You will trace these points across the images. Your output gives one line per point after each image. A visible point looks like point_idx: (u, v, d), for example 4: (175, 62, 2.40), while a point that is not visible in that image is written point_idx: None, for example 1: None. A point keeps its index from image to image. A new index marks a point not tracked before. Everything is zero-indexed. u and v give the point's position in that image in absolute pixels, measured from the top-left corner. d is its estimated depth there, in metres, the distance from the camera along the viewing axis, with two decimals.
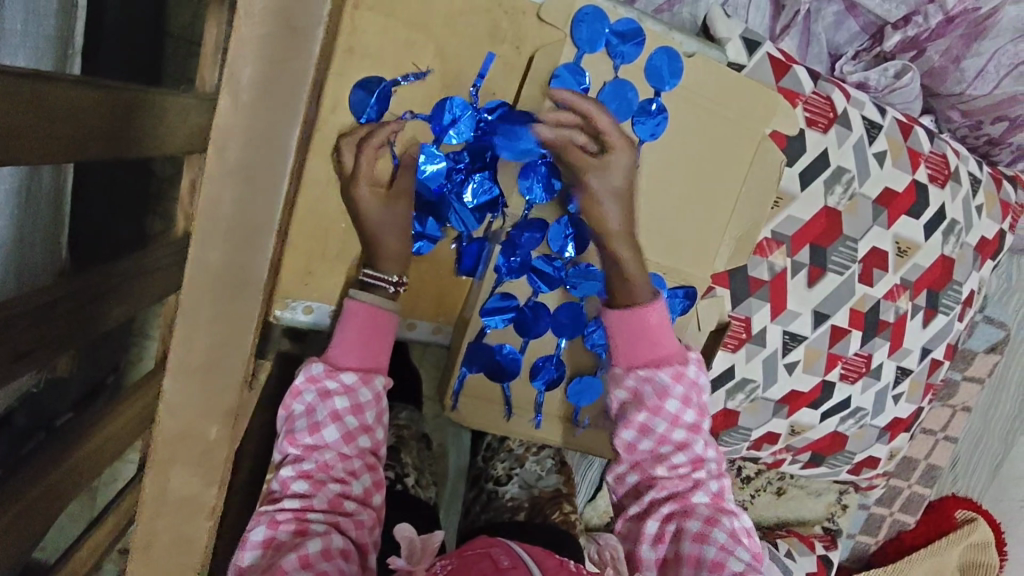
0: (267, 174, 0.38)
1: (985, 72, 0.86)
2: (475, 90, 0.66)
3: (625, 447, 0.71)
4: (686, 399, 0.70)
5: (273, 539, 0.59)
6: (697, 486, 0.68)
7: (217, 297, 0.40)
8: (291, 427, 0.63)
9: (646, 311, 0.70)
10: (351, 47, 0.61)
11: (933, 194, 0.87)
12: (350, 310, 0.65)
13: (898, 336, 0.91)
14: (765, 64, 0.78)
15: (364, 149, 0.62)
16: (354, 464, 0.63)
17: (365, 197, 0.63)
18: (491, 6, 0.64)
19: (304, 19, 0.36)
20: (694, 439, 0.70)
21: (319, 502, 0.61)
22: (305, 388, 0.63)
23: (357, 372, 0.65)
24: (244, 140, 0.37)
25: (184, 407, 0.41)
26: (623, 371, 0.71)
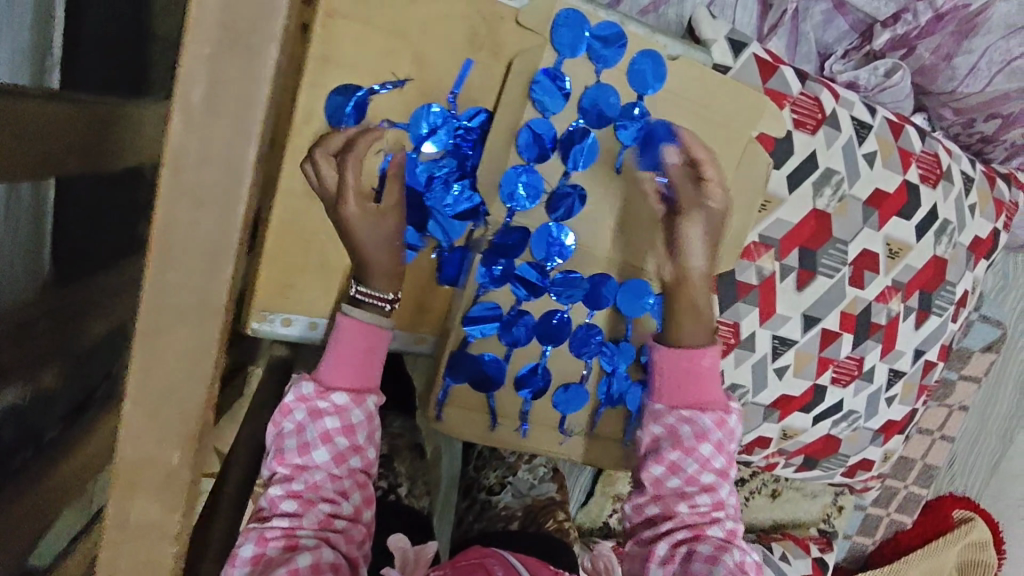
0: (225, 195, 0.37)
1: (977, 69, 0.85)
2: (453, 97, 0.65)
3: (651, 482, 0.70)
4: (721, 445, 0.69)
5: (261, 556, 0.57)
6: (715, 523, 0.67)
7: (176, 322, 0.39)
8: (280, 445, 0.61)
9: (700, 355, 0.70)
10: (325, 56, 0.59)
11: (924, 195, 0.86)
12: (342, 327, 0.63)
13: (891, 338, 0.90)
14: (752, 65, 0.77)
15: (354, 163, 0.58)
16: (344, 484, 0.62)
17: (354, 215, 0.59)
18: (469, 11, 0.62)
19: (259, 38, 0.35)
20: (721, 484, 0.69)
21: (308, 522, 0.59)
22: (295, 407, 0.62)
23: (349, 393, 0.63)
24: (200, 161, 0.37)
25: (144, 432, 0.40)
26: (665, 409, 0.71)
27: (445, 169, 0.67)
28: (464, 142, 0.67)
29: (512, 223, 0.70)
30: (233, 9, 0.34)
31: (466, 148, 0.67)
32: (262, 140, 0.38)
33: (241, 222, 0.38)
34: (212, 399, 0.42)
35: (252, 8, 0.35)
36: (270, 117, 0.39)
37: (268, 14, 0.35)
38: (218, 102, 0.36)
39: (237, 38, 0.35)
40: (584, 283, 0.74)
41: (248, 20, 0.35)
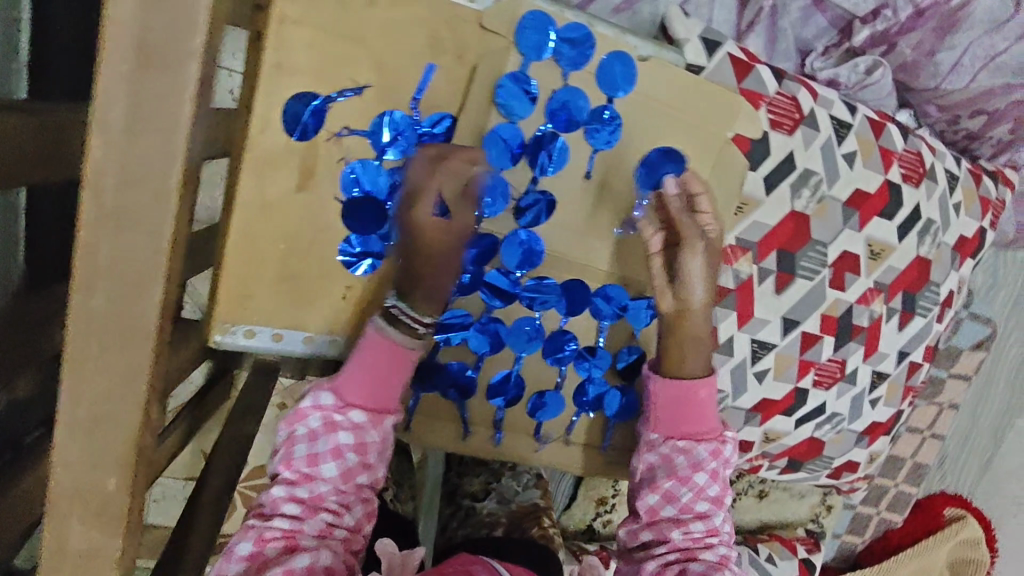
0: (151, 218, 0.36)
1: (959, 65, 0.83)
2: (415, 104, 0.63)
3: (647, 511, 0.72)
4: (716, 474, 0.72)
5: (259, 555, 0.58)
6: (708, 548, 0.70)
7: (106, 345, 0.38)
8: (290, 450, 0.63)
9: (697, 386, 0.72)
10: (279, 64, 0.58)
11: (907, 194, 0.84)
12: (369, 342, 0.65)
13: (873, 340, 0.88)
14: (726, 65, 0.75)
15: (444, 174, 0.61)
16: (348, 498, 0.64)
17: (426, 222, 0.62)
18: (428, 15, 0.61)
19: (176, 56, 0.34)
20: (715, 512, 0.71)
21: (309, 528, 0.61)
22: (311, 414, 0.64)
23: (368, 412, 0.65)
24: (122, 184, 0.35)
25: (76, 459, 0.40)
26: (662, 439, 0.73)
27: None
28: None
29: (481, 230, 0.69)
30: (149, 28, 0.33)
31: None
32: (188, 160, 0.37)
33: (169, 244, 0.37)
34: (149, 422, 0.41)
35: (169, 25, 0.33)
36: (196, 135, 0.37)
37: (184, 31, 0.34)
38: (143, 122, 0.35)
39: (153, 57, 0.34)
40: (557, 289, 0.72)
41: (165, 38, 0.34)
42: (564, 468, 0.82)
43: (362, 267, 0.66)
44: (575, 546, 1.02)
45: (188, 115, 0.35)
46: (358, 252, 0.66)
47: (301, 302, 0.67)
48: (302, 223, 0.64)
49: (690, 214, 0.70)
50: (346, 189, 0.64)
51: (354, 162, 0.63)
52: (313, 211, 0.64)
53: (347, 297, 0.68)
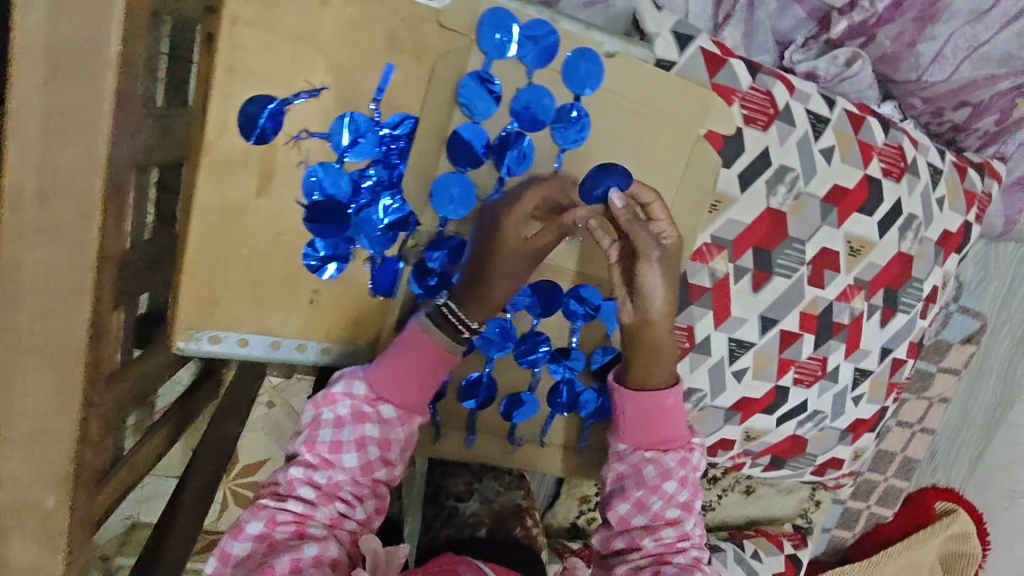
0: (74, 234, 0.36)
1: (941, 56, 0.82)
2: (375, 105, 0.62)
3: (618, 520, 0.71)
4: (685, 481, 0.71)
5: (268, 536, 0.57)
6: (680, 553, 0.68)
7: (38, 361, 0.38)
8: (315, 432, 0.61)
9: (663, 395, 0.72)
10: (232, 66, 0.56)
11: (887, 189, 0.83)
12: (411, 338, 0.65)
13: (855, 338, 0.87)
14: (698, 59, 0.74)
15: (538, 190, 0.66)
16: (362, 491, 0.62)
17: (512, 227, 0.66)
18: (385, 14, 0.60)
19: (92, 67, 0.34)
20: (687, 517, 0.70)
21: (320, 516, 0.59)
22: (342, 400, 0.62)
23: (398, 408, 0.64)
24: (43, 199, 0.36)
25: (13, 475, 0.40)
26: (629, 449, 0.72)
27: (372, 180, 0.65)
28: (392, 152, 0.65)
29: (446, 232, 0.70)
30: (62, 44, 0.34)
31: (394, 158, 0.65)
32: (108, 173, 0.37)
33: (91, 260, 0.37)
34: (85, 440, 0.42)
35: (83, 39, 0.34)
36: (118, 147, 0.38)
37: (98, 39, 0.34)
38: (60, 136, 0.35)
39: (70, 73, 0.34)
40: (527, 295, 0.73)
41: (79, 51, 0.34)
42: (539, 469, 0.82)
43: (327, 271, 0.66)
44: (558, 544, 1.02)
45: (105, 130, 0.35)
46: (323, 256, 0.65)
47: (264, 307, 0.65)
48: (261, 228, 0.62)
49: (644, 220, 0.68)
50: (308, 193, 0.63)
51: (315, 164, 0.62)
52: (272, 216, 0.62)
53: (314, 301, 0.67)
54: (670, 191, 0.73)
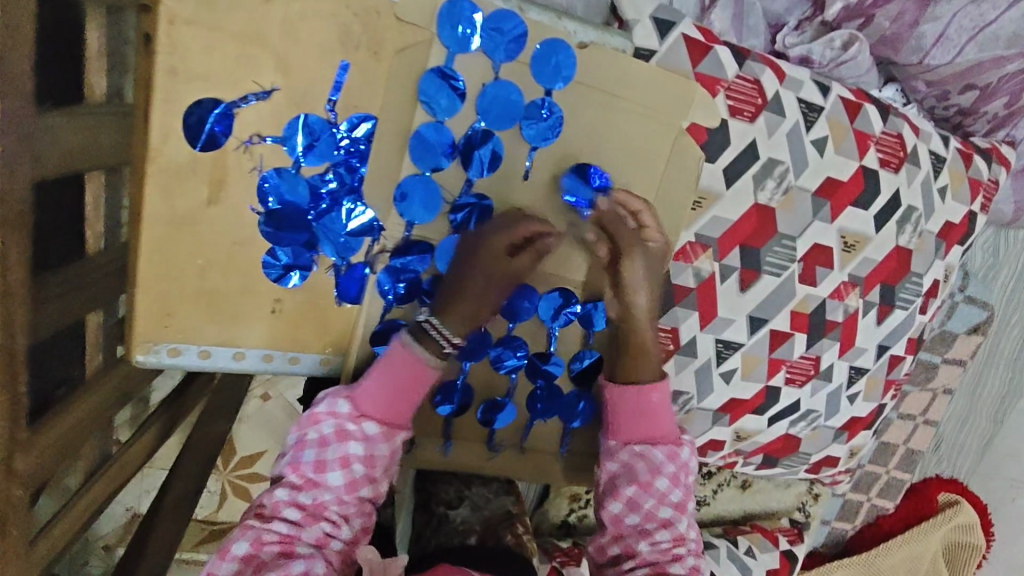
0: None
1: (945, 38, 0.77)
2: (331, 106, 0.59)
3: (611, 520, 0.69)
4: (677, 479, 0.69)
5: (254, 557, 0.56)
6: (677, 561, 0.66)
7: None
8: (299, 453, 0.61)
9: (650, 390, 0.71)
10: (172, 69, 0.53)
11: (884, 181, 0.79)
12: (393, 355, 0.64)
13: (850, 335, 0.84)
14: (680, 47, 0.69)
15: (529, 218, 0.66)
16: (349, 509, 0.61)
17: (499, 247, 0.66)
18: (337, 8, 0.56)
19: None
20: (679, 518, 0.68)
21: (307, 535, 0.58)
22: (325, 420, 0.62)
23: (382, 425, 0.63)
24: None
25: None
26: (620, 445, 0.70)
27: (333, 185, 0.62)
28: (352, 155, 0.61)
29: (414, 235, 0.66)
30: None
31: (355, 162, 0.62)
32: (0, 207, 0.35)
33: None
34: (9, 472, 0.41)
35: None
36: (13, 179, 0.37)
37: None
38: None
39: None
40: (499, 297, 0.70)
41: None
42: (525, 475, 0.80)
43: (291, 280, 0.63)
44: (547, 544, 0.98)
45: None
46: (284, 265, 0.63)
47: (224, 319, 0.63)
48: (216, 237, 0.60)
49: (632, 227, 0.69)
50: (264, 200, 0.60)
51: (269, 171, 0.59)
52: (228, 225, 0.60)
53: (277, 310, 0.64)
54: (651, 189, 0.70)
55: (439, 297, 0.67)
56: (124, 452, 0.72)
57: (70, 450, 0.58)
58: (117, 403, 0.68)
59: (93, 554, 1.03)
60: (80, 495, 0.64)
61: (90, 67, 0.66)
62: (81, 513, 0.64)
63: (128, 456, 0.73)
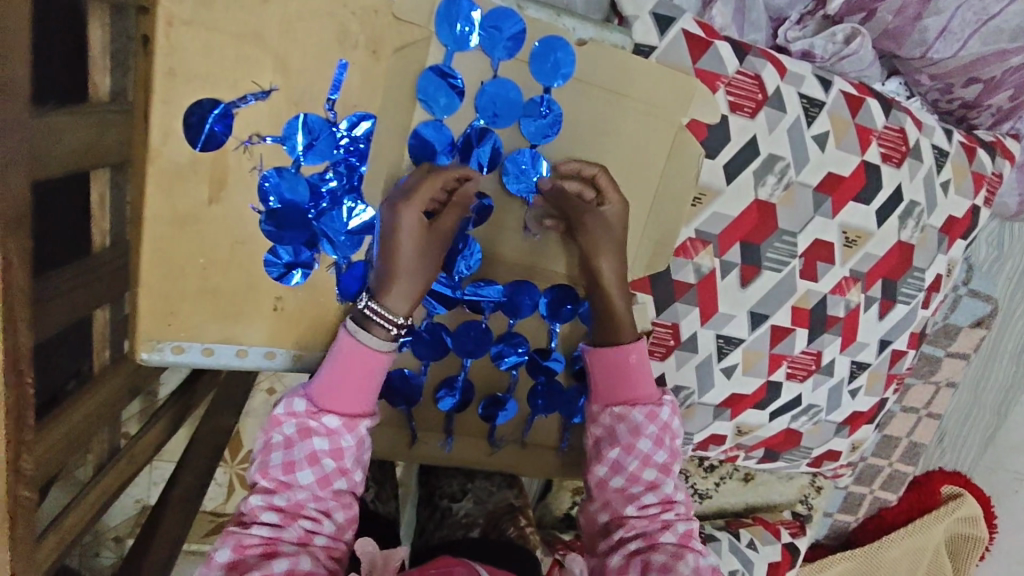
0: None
1: (948, 31, 0.76)
2: (330, 105, 0.59)
3: (598, 484, 0.67)
4: (659, 439, 0.66)
5: (239, 563, 0.54)
6: (666, 528, 0.63)
7: None
8: (265, 458, 0.58)
9: (627, 350, 0.68)
10: (170, 69, 0.53)
11: (886, 175, 0.79)
12: (342, 347, 0.61)
13: (851, 330, 0.84)
14: (680, 42, 0.69)
15: (433, 179, 0.60)
16: (327, 504, 0.59)
17: (410, 222, 0.60)
18: (334, 8, 0.56)
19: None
20: (666, 481, 0.66)
21: (289, 535, 0.56)
22: (285, 421, 0.59)
23: (343, 417, 0.60)
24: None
25: None
26: (600, 408, 0.69)
27: (333, 183, 0.63)
28: (352, 153, 0.62)
29: None
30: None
31: (355, 160, 0.62)
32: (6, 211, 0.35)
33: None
34: (20, 474, 0.40)
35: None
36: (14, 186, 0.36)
37: None
38: None
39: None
40: (500, 292, 0.70)
41: None
42: (524, 470, 0.80)
43: (293, 278, 0.64)
44: (551, 537, 0.99)
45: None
46: (285, 263, 0.63)
47: (226, 318, 0.63)
48: (218, 237, 0.60)
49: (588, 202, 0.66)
50: (265, 200, 0.60)
51: (269, 170, 0.60)
52: (228, 225, 0.60)
53: (279, 308, 0.65)
54: (652, 185, 0.70)
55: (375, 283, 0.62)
56: (133, 444, 0.73)
57: (77, 445, 0.58)
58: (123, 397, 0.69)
59: (104, 545, 1.04)
60: (89, 490, 0.65)
61: (94, 66, 0.64)
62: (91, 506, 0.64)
63: (137, 448, 0.74)
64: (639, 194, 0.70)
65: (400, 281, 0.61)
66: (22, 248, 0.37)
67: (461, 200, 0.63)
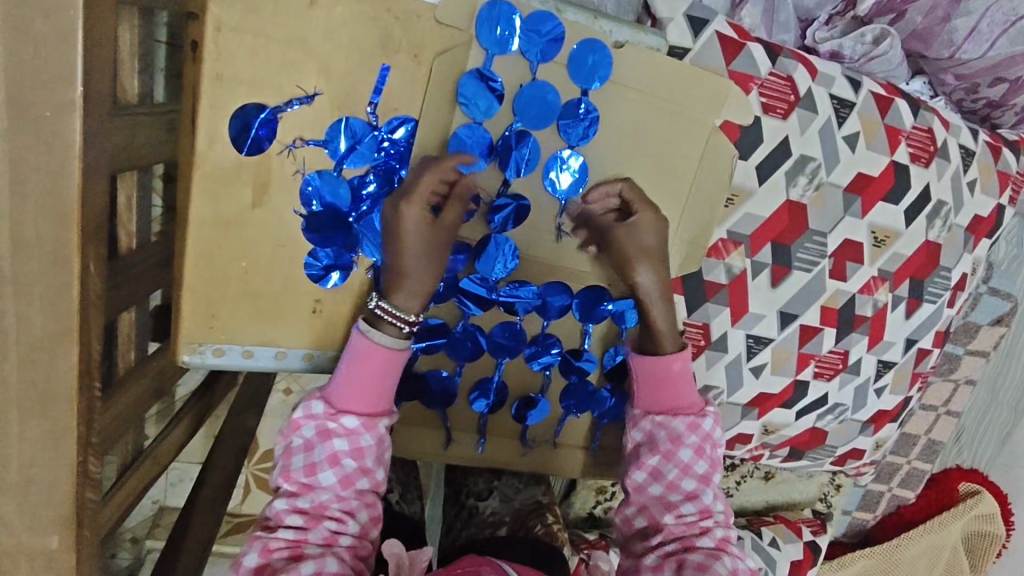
0: (48, 282, 0.36)
1: (976, 32, 0.77)
2: (372, 109, 0.59)
3: (635, 488, 0.67)
4: (701, 449, 0.66)
5: (266, 566, 0.53)
6: (704, 534, 0.63)
7: (25, 409, 0.37)
8: (287, 462, 0.57)
9: (670, 359, 0.68)
10: (219, 75, 0.54)
11: (914, 176, 0.81)
12: (357, 347, 0.59)
13: (878, 329, 0.85)
14: (713, 44, 0.70)
15: (434, 168, 0.60)
16: (351, 504, 0.57)
17: (413, 217, 0.59)
18: (378, 12, 0.56)
19: (55, 109, 0.34)
20: (704, 490, 0.65)
21: (315, 537, 0.55)
22: (304, 424, 0.58)
23: (361, 417, 0.58)
24: (14, 250, 0.35)
25: (11, 523, 0.39)
26: (641, 415, 0.69)
27: (373, 187, 0.62)
28: (392, 156, 0.62)
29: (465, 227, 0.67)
30: (18, 88, 0.33)
31: (394, 163, 0.62)
32: (84, 218, 0.36)
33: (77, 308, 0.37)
34: (86, 475, 0.40)
35: (44, 85, 0.33)
36: (92, 191, 0.37)
37: (64, 86, 0.34)
38: (33, 191, 0.34)
39: (30, 115, 0.34)
40: (534, 294, 0.70)
41: (38, 103, 0.33)
42: (553, 470, 0.81)
43: (331, 280, 0.64)
44: (575, 535, 0.99)
45: (75, 169, 0.35)
46: (324, 265, 0.63)
47: (265, 319, 0.63)
48: (259, 239, 0.60)
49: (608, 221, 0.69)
50: (306, 203, 0.60)
51: (311, 173, 0.60)
52: (270, 227, 0.60)
53: (316, 310, 0.65)
54: (685, 185, 0.70)
55: (385, 280, 0.61)
56: (155, 446, 0.70)
57: (115, 438, 0.57)
58: (152, 398, 0.65)
59: (120, 546, 1.01)
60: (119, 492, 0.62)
61: (122, 70, 0.60)
62: (119, 505, 0.60)
63: (160, 450, 0.70)
64: (673, 194, 0.70)
65: (428, 282, 0.61)
66: (95, 253, 0.38)
67: (462, 194, 0.62)
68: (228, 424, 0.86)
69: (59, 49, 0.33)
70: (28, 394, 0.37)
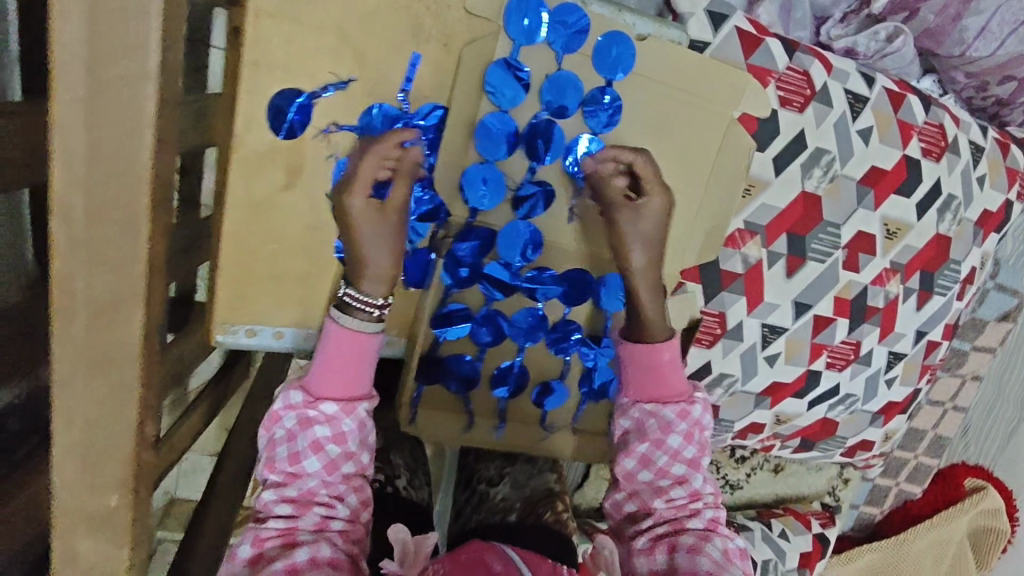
0: (119, 248, 0.38)
1: (987, 31, 0.79)
2: (404, 95, 0.61)
3: (625, 475, 0.69)
4: (690, 436, 0.68)
5: (260, 557, 0.55)
6: (695, 515, 0.65)
7: (92, 369, 0.39)
8: (271, 454, 0.59)
9: (661, 348, 0.70)
10: (255, 61, 0.56)
11: (926, 170, 0.83)
12: (329, 335, 0.61)
13: (889, 321, 0.87)
14: (733, 38, 0.72)
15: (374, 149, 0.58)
16: (338, 489, 0.59)
17: None
18: (411, 2, 0.58)
19: (130, 79, 0.35)
20: (693, 474, 0.67)
21: (306, 523, 0.56)
22: (284, 415, 0.59)
23: (339, 402, 0.60)
24: (87, 214, 0.37)
25: (74, 479, 0.41)
26: (630, 403, 0.70)
27: None
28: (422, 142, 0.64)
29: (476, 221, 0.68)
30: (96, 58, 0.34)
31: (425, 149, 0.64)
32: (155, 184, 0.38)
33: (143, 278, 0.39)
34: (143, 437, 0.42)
35: (119, 56, 0.35)
36: (160, 163, 0.39)
37: (138, 53, 0.35)
38: (105, 158, 0.36)
39: (105, 84, 0.35)
40: (554, 278, 0.72)
41: (114, 73, 0.35)
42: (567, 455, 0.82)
43: None
44: (586, 524, 1.00)
45: (149, 137, 0.36)
46: None
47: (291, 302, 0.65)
48: (290, 223, 0.62)
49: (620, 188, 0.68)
50: None
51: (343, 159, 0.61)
52: (301, 210, 0.62)
53: None
54: (702, 176, 0.72)
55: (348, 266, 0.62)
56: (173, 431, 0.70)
57: None
58: None
59: None
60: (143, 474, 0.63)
61: None
62: None
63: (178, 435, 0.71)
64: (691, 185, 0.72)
65: None
66: (163, 222, 0.40)
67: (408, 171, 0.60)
68: (248, 409, 0.88)
69: (134, 19, 0.34)
70: (98, 352, 0.39)
